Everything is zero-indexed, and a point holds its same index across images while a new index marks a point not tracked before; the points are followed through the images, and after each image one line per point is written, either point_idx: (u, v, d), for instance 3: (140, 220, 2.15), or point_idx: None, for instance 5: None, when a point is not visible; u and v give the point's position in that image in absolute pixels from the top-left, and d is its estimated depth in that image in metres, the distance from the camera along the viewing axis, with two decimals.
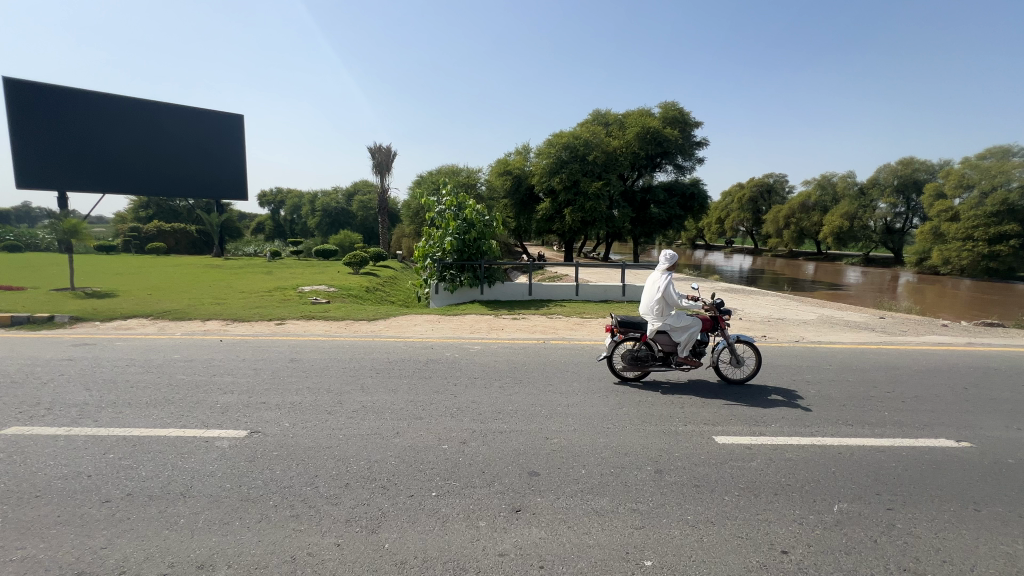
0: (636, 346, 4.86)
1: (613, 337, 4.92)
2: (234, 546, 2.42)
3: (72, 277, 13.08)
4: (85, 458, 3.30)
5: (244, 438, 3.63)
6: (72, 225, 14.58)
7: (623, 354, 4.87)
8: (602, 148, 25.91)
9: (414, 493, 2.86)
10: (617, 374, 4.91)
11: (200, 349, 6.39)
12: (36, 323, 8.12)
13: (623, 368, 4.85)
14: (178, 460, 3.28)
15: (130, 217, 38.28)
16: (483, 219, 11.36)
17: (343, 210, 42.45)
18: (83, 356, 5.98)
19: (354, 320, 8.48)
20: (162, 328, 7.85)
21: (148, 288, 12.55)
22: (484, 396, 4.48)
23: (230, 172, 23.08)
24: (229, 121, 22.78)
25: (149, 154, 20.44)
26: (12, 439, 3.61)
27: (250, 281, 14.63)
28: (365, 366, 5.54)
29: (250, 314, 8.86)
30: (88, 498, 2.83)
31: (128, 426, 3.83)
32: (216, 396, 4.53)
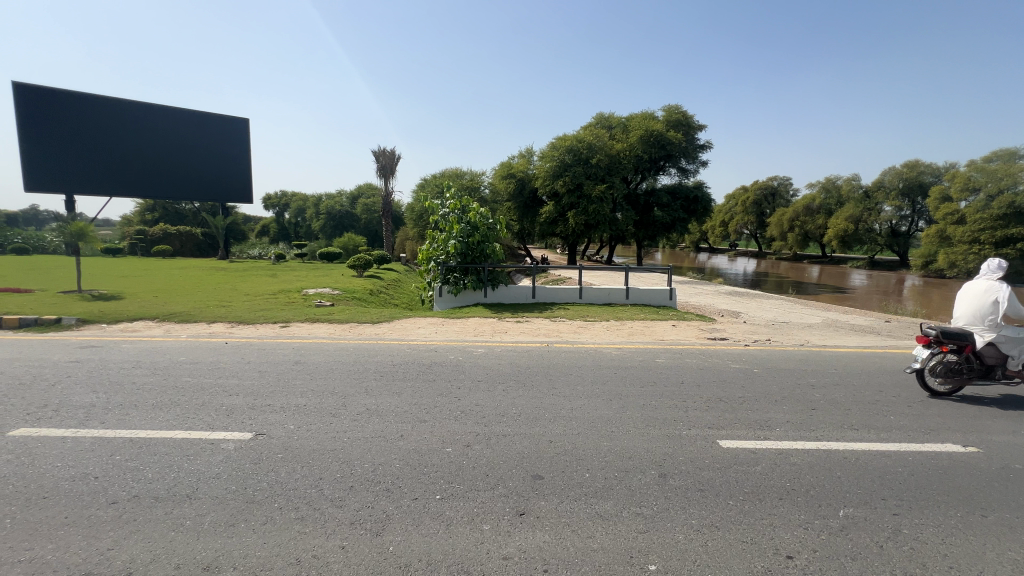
0: (957, 359, 4.62)
1: (929, 349, 4.69)
2: (239, 548, 2.44)
3: (78, 280, 13.18)
4: (92, 459, 3.34)
5: (250, 440, 3.65)
6: (79, 228, 14.71)
7: (938, 367, 4.66)
8: (605, 151, 25.94)
9: (418, 496, 2.87)
10: (929, 388, 4.73)
11: (205, 351, 6.44)
12: (44, 324, 8.21)
13: (939, 382, 4.66)
14: (184, 462, 3.29)
15: (137, 220, 38.58)
16: (487, 222, 11.39)
17: (347, 213, 42.61)
18: (89, 358, 6.04)
19: (359, 323, 8.52)
20: (168, 330, 7.91)
21: (154, 290, 12.63)
22: (488, 399, 4.49)
23: (233, 175, 23.31)
24: (233, 124, 22.97)
25: (156, 157, 20.68)
26: (20, 441, 3.64)
27: (254, 284, 14.72)
28: (368, 369, 5.55)
29: (255, 317, 8.92)
30: (95, 500, 2.85)
31: (135, 429, 3.86)
32: (221, 398, 4.57)
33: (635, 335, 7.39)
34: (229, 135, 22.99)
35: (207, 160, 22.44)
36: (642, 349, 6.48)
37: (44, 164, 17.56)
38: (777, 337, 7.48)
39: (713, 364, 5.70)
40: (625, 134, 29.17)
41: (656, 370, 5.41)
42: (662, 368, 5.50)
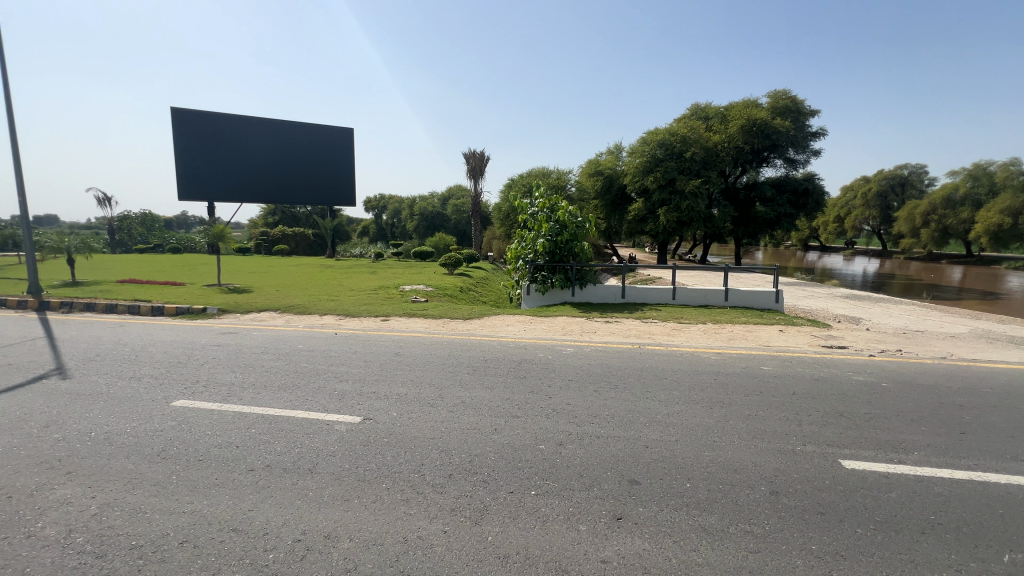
0: None
1: None
2: (355, 522, 2.65)
3: (217, 277, 15.22)
4: (233, 430, 3.84)
5: (359, 423, 3.98)
6: (219, 231, 16.97)
7: None
8: (702, 142, 24.37)
9: (514, 490, 2.93)
10: None
11: (318, 341, 7.11)
12: (194, 313, 9.63)
13: None
14: (305, 439, 3.68)
15: (261, 223, 43.78)
16: (576, 221, 11.28)
17: (438, 213, 44.74)
18: (228, 343, 6.98)
19: (451, 319, 8.87)
20: (288, 321, 8.89)
21: (276, 285, 14.20)
22: (579, 399, 4.46)
23: (341, 182, 24.87)
24: (342, 134, 24.57)
25: (279, 168, 23.17)
26: (181, 411, 4.30)
27: (357, 280, 15.95)
28: (461, 363, 5.76)
29: (360, 310, 9.67)
30: (237, 466, 3.28)
31: (266, 406, 4.39)
32: (333, 383, 5.03)
33: (736, 340, 6.90)
34: (339, 143, 24.52)
35: (320, 168, 24.24)
36: (744, 355, 6.02)
37: (195, 177, 21.10)
38: (909, 347, 6.53)
39: (829, 375, 5.13)
40: (723, 124, 27.28)
41: (761, 378, 5.01)
42: (770, 376, 5.06)
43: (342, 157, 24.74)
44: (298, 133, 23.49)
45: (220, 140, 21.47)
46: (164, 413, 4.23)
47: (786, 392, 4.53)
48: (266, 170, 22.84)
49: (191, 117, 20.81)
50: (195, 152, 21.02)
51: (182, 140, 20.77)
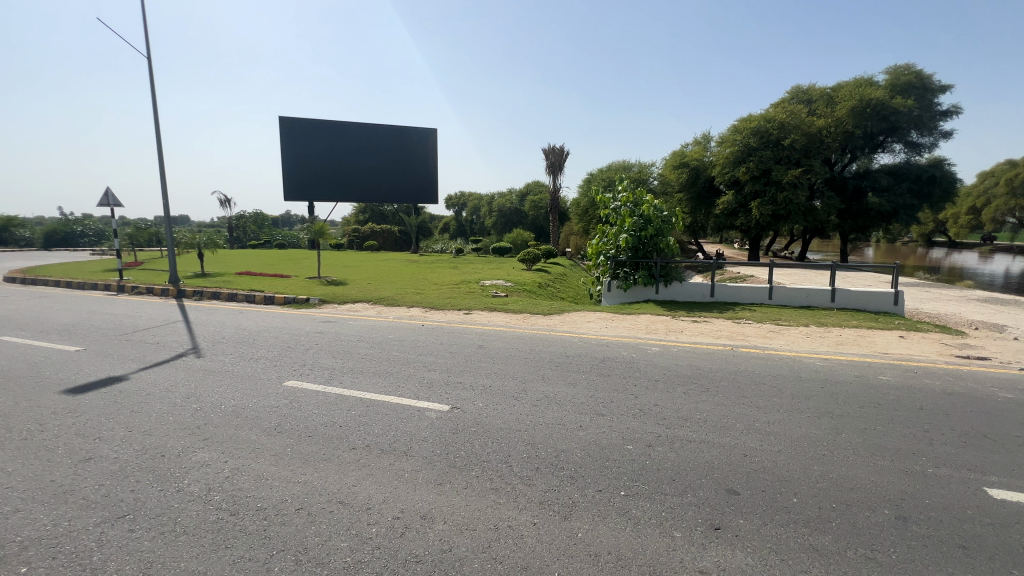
0: None
1: None
2: (448, 506, 2.76)
3: (317, 270, 16.60)
4: (337, 411, 4.19)
5: (448, 412, 4.14)
6: (319, 228, 18.47)
7: None
8: (804, 128, 22.20)
9: (603, 489, 2.88)
10: None
11: (407, 331, 7.52)
12: (299, 302, 10.63)
13: None
14: (400, 423, 3.92)
15: (354, 220, 47.14)
16: (661, 215, 10.79)
17: (516, 210, 45.24)
18: (328, 330, 7.62)
19: (531, 314, 8.93)
20: (380, 311, 9.49)
21: (367, 279, 15.20)
22: (667, 401, 4.27)
23: (424, 180, 26.01)
24: (425, 134, 25.66)
25: (370, 169, 24.73)
26: (291, 390, 4.76)
27: (440, 274, 16.60)
28: (543, 358, 5.77)
29: (444, 303, 10.06)
30: (341, 444, 3.56)
31: (363, 390, 4.72)
32: (423, 372, 5.30)
33: (846, 345, 6.23)
34: (423, 143, 25.66)
35: (405, 168, 25.53)
36: (856, 362, 5.42)
37: (298, 178, 23.22)
38: None
39: (966, 389, 4.46)
40: (829, 107, 24.71)
41: (879, 389, 4.48)
42: (888, 387, 4.51)
43: (426, 157, 25.89)
44: (387, 135, 24.87)
45: (319, 144, 23.47)
46: (278, 391, 4.72)
47: (913, 407, 4.01)
48: (358, 171, 24.46)
49: (295, 125, 22.92)
50: (298, 156, 23.17)
51: (288, 146, 22.97)
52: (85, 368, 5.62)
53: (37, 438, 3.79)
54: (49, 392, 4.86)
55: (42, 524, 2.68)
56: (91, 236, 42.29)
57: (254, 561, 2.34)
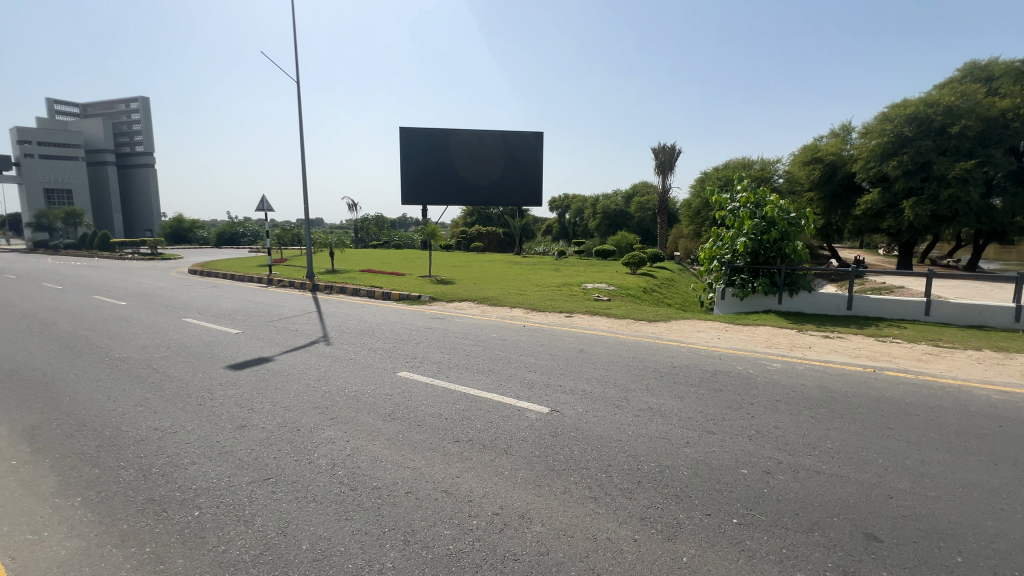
0: None
1: None
2: (546, 508, 2.77)
3: (429, 269, 17.73)
4: (444, 403, 4.43)
5: (547, 414, 4.15)
6: (431, 230, 19.71)
7: None
8: (980, 111, 18.49)
9: (712, 513, 2.67)
10: None
11: (508, 331, 7.70)
12: (412, 299, 11.48)
13: None
14: (501, 421, 4.01)
15: (462, 223, 49.61)
16: (788, 218, 9.71)
17: (621, 211, 43.88)
18: (437, 326, 8.10)
19: (635, 320, 8.61)
20: (484, 311, 9.86)
21: (473, 279, 15.87)
22: (791, 424, 3.83)
23: (529, 181, 26.24)
24: (532, 137, 25.87)
25: (478, 173, 25.81)
26: (403, 380, 5.14)
27: (542, 276, 16.79)
28: (647, 367, 5.53)
29: (545, 305, 10.14)
30: (447, 436, 3.75)
31: (467, 386, 4.92)
32: (523, 372, 5.39)
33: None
34: (529, 145, 25.93)
35: (511, 171, 26.09)
36: None
37: (413, 184, 25.30)
38: None
39: None
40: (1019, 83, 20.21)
41: None
42: None
43: (532, 159, 26.15)
44: (494, 139, 25.67)
45: (432, 152, 25.30)
46: (392, 380, 5.14)
47: None
48: (467, 175, 25.72)
49: (411, 135, 24.95)
50: (414, 164, 25.22)
51: (406, 155, 25.13)
52: (243, 348, 6.67)
53: (209, 403, 4.58)
54: (217, 366, 5.84)
55: (210, 476, 3.22)
56: (250, 236, 50.01)
57: (369, 534, 2.57)
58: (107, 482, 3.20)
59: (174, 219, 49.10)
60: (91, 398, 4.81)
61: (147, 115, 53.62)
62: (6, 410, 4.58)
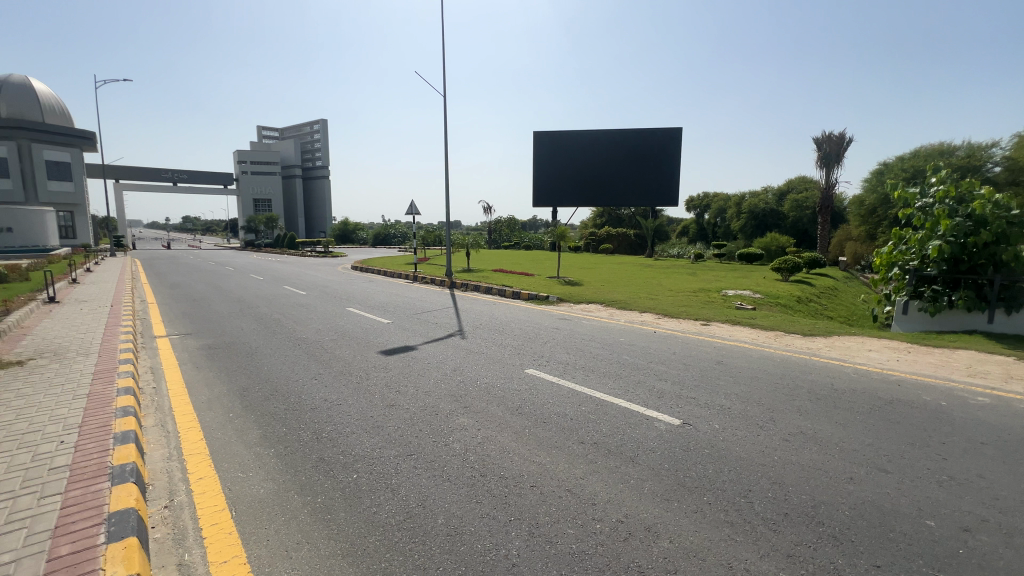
0: None
1: None
2: (675, 525, 2.63)
3: (557, 270, 17.96)
4: (570, 404, 4.46)
5: (678, 426, 3.91)
6: (560, 231, 19.92)
7: None
8: None
9: (884, 566, 2.26)
10: None
11: (637, 336, 7.44)
12: (541, 299, 11.76)
13: None
14: (629, 427, 3.91)
15: (592, 224, 49.20)
16: (1006, 216, 7.69)
17: (772, 210, 38.85)
18: (564, 327, 8.18)
19: (785, 333, 7.65)
20: (612, 314, 9.66)
21: (603, 281, 15.62)
22: (1002, 475, 3.06)
23: (665, 179, 24.82)
24: (670, 134, 24.51)
25: (610, 173, 25.51)
26: (531, 377, 5.30)
27: (676, 281, 15.85)
28: (799, 387, 4.88)
29: (679, 311, 9.56)
30: (572, 436, 3.77)
31: (594, 389, 4.87)
32: (653, 380, 5.15)
33: None
34: (666, 141, 24.57)
35: (646, 171, 25.05)
36: None
37: (546, 188, 26.46)
38: None
39: None
40: None
41: None
42: None
43: (669, 156, 24.71)
44: (626, 139, 25.04)
45: (564, 156, 26.01)
46: (520, 377, 5.33)
47: None
48: (598, 176, 25.69)
49: (544, 140, 26.08)
50: (546, 168, 26.33)
51: (539, 160, 26.38)
52: (392, 337, 7.53)
53: (365, 383, 5.27)
54: (372, 351, 6.69)
55: (365, 445, 3.71)
56: (400, 236, 56.08)
57: (496, 520, 2.71)
58: (291, 439, 3.90)
59: (342, 222, 57.49)
60: (281, 369, 5.88)
61: (326, 135, 63.45)
62: (226, 373, 5.84)
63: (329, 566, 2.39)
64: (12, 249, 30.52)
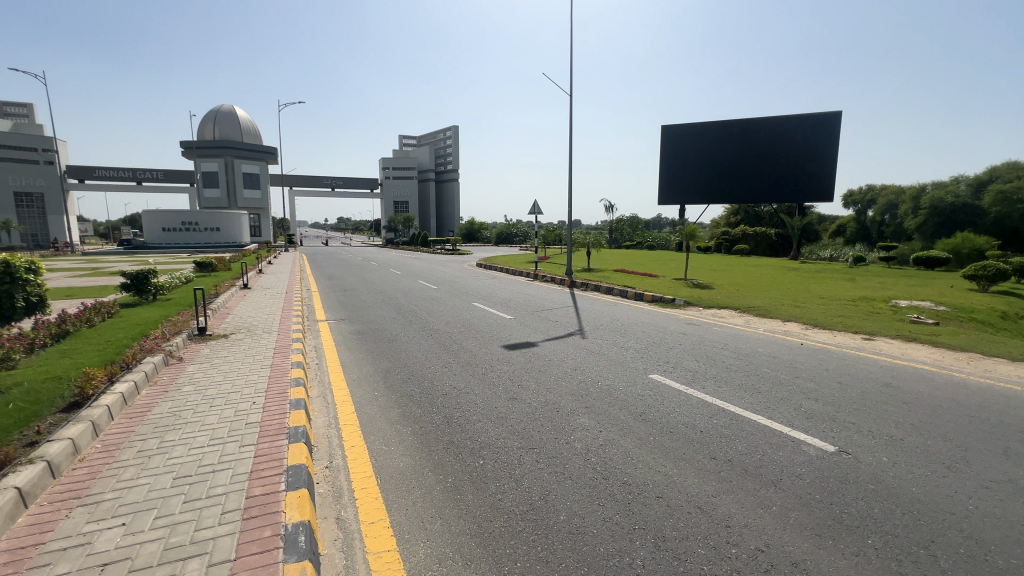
0: None
1: None
2: (828, 565, 2.30)
3: (684, 272, 16.89)
4: (699, 415, 4.16)
5: (833, 454, 3.41)
6: (690, 230, 18.64)
7: None
8: None
9: None
10: None
11: (780, 347, 6.66)
12: (666, 302, 11.15)
13: None
14: (770, 448, 3.52)
15: (724, 223, 45.34)
16: None
17: (966, 205, 31.32)
18: (692, 333, 7.66)
19: (983, 355, 6.19)
20: (748, 321, 8.77)
21: (737, 285, 14.30)
22: None
23: (817, 171, 21.81)
24: (825, 120, 21.46)
25: (748, 167, 23.27)
26: (655, 383, 5.07)
27: (828, 287, 13.83)
28: (1005, 425, 3.92)
29: (832, 322, 8.33)
30: (702, 450, 3.52)
31: (727, 402, 4.49)
32: (800, 398, 4.56)
33: None
34: (817, 128, 21.63)
35: (795, 163, 22.24)
36: None
37: (673, 185, 25.11)
38: None
39: None
40: None
41: None
42: None
43: (822, 144, 21.66)
44: (768, 128, 22.60)
45: (694, 151, 24.43)
46: (644, 381, 5.14)
47: None
48: (733, 171, 23.60)
49: (672, 135, 24.76)
50: (674, 164, 24.98)
51: (666, 156, 25.13)
52: (515, 332, 7.79)
53: (490, 374, 5.53)
54: (496, 344, 6.99)
55: (490, 434, 3.90)
56: (521, 236, 57.84)
57: (619, 526, 2.65)
58: (426, 420, 4.25)
59: (469, 222, 61.12)
60: (417, 356, 6.46)
61: (457, 141, 67.72)
62: (372, 356, 6.59)
63: (459, 543, 2.56)
64: (219, 245, 38.15)
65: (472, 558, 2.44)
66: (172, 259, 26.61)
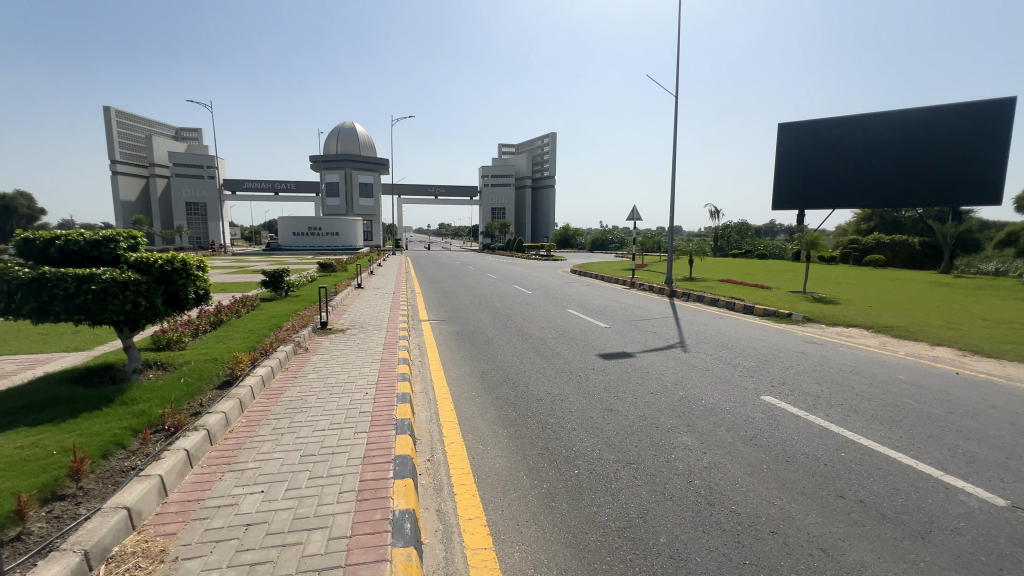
0: None
1: None
2: None
3: (802, 284, 15.25)
4: (822, 445, 3.71)
5: (1002, 508, 2.84)
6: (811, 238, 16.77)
7: None
8: None
9: None
10: None
11: (927, 375, 5.70)
12: (780, 317, 10.15)
13: None
14: (916, 492, 3.02)
15: (854, 229, 40.05)
16: None
17: None
18: (813, 352, 6.87)
19: None
20: (884, 343, 7.65)
21: (870, 300, 12.54)
22: None
23: (975, 170, 18.48)
24: (987, 109, 18.13)
25: (882, 166, 20.51)
26: (768, 406, 4.62)
27: (994, 306, 11.57)
28: None
29: (998, 350, 6.96)
30: (826, 485, 3.13)
31: (857, 433, 3.96)
32: (955, 437, 3.85)
33: None
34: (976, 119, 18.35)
35: (946, 160, 19.03)
36: None
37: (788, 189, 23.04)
38: None
39: None
40: None
41: None
42: None
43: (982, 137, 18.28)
44: (910, 122, 19.74)
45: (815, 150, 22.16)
46: (756, 402, 4.71)
47: None
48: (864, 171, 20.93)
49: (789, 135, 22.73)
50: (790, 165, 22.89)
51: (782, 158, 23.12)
52: (610, 341, 7.61)
53: (585, 383, 5.45)
54: (591, 353, 6.89)
55: (585, 444, 3.83)
56: (617, 244, 56.35)
57: (727, 558, 2.44)
58: (521, 424, 4.31)
59: (564, 229, 61.08)
60: (512, 359, 6.59)
61: (555, 147, 67.96)
62: (470, 356, 6.85)
63: (554, 552, 2.55)
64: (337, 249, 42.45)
65: (567, 568, 2.42)
66: (301, 261, 30.14)
